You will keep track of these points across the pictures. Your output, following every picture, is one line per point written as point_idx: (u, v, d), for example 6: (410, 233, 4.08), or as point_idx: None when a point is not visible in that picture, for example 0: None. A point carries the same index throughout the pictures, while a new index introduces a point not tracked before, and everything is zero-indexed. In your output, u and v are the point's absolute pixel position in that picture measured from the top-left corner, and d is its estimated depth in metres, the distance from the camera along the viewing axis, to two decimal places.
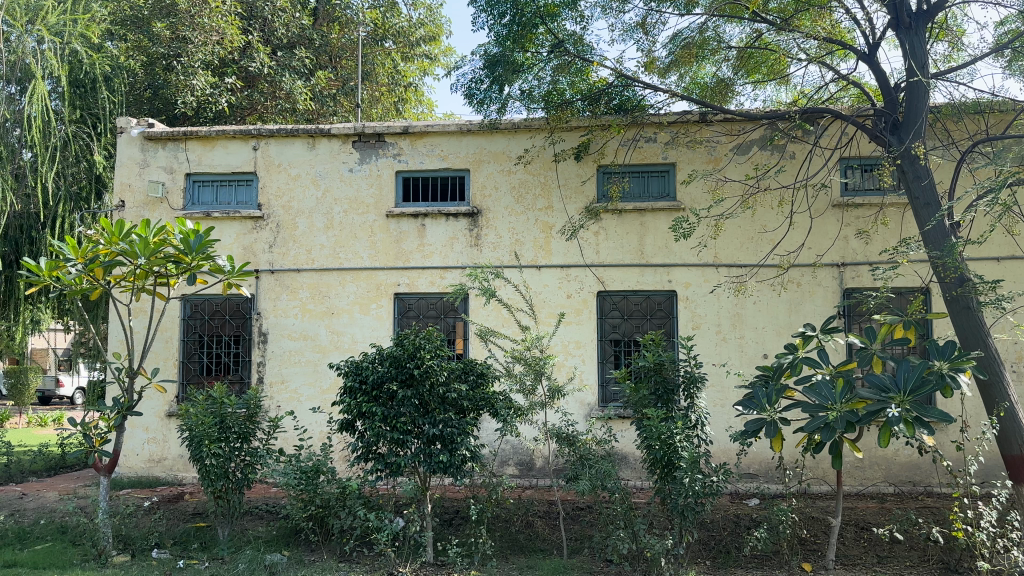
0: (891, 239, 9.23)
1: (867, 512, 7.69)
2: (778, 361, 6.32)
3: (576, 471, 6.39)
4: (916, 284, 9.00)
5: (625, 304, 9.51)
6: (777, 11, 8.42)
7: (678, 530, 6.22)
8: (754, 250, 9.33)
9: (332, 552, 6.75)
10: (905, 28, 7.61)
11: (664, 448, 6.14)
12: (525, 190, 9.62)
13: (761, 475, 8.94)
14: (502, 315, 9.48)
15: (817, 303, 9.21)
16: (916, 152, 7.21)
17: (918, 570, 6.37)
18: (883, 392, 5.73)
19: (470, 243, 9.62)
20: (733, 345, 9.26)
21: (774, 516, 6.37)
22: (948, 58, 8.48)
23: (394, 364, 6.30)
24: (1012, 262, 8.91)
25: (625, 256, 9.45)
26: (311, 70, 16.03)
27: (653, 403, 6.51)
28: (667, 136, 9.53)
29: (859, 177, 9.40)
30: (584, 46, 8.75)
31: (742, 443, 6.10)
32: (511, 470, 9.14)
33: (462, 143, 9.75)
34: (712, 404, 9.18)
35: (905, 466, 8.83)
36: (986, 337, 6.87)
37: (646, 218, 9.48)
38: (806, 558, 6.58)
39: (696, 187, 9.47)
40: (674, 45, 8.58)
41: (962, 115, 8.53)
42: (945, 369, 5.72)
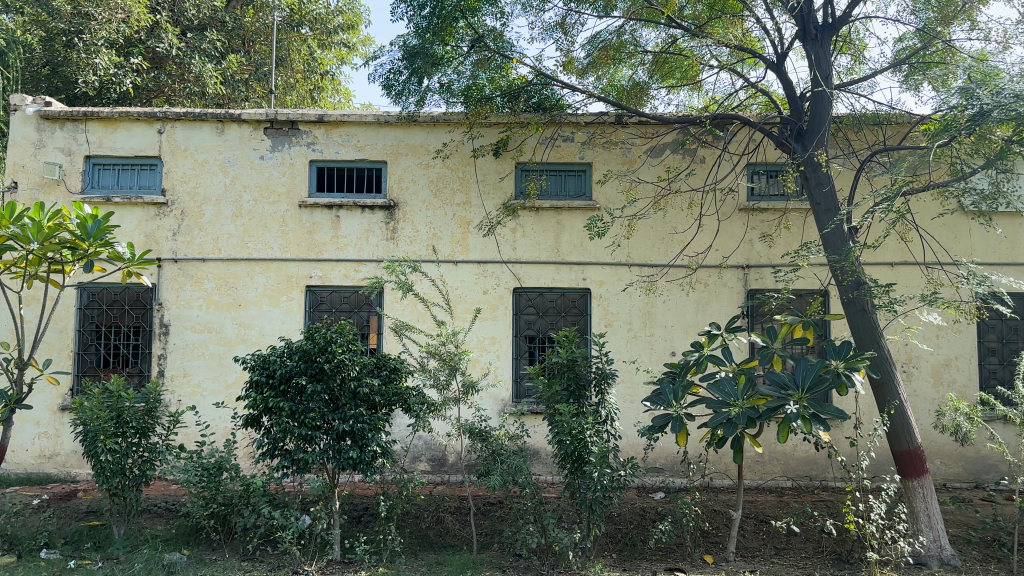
0: (794, 242, 9.54)
1: (766, 505, 7.94)
2: (685, 359, 6.55)
3: (488, 467, 6.38)
4: (816, 286, 9.41)
5: (540, 302, 9.57)
6: (692, 17, 8.50)
7: (586, 523, 6.33)
8: (665, 250, 9.55)
9: (234, 550, 6.56)
10: (812, 39, 7.90)
11: (574, 444, 6.21)
12: (443, 184, 9.57)
13: (667, 469, 9.12)
14: (417, 310, 9.41)
15: (723, 303, 9.48)
16: (818, 159, 7.45)
17: (813, 561, 6.64)
18: (782, 389, 5.97)
19: (386, 236, 9.50)
20: (643, 343, 9.44)
21: (679, 509, 6.59)
22: (850, 71, 8.81)
23: (303, 359, 6.15)
24: (904, 267, 9.40)
25: (541, 253, 9.51)
26: (223, 53, 15.43)
27: (566, 399, 6.55)
28: (584, 135, 9.64)
29: (764, 183, 9.75)
30: (504, 42, 8.66)
31: (648, 438, 6.25)
32: (423, 466, 9.06)
33: (379, 134, 9.62)
34: (622, 400, 9.35)
35: (803, 461, 9.15)
36: (879, 338, 7.07)
37: (562, 216, 9.56)
38: (708, 551, 6.79)
39: (611, 187, 9.62)
40: (592, 46, 8.69)
41: (862, 125, 8.88)
42: (840, 368, 6.03)
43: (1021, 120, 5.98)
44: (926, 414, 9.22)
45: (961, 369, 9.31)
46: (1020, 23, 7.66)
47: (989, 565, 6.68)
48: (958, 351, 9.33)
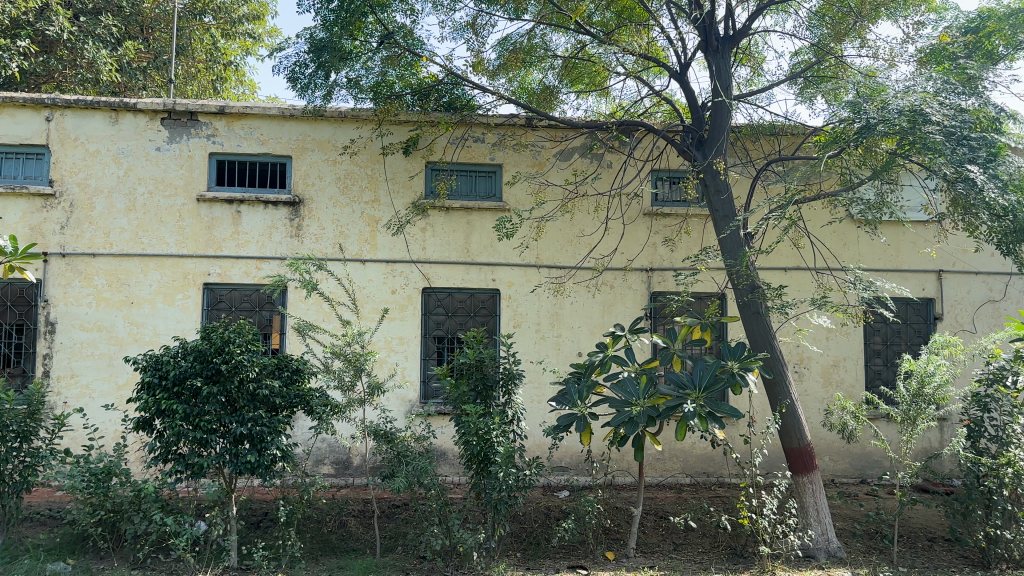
0: (693, 247, 9.87)
1: (666, 501, 8.16)
2: (590, 359, 6.66)
3: (393, 469, 6.30)
4: (714, 289, 9.74)
5: (449, 302, 9.54)
6: (600, 24, 8.72)
7: (491, 524, 6.34)
8: (573, 253, 9.68)
9: (124, 559, 6.27)
10: (713, 50, 8.16)
11: (480, 444, 6.21)
12: (351, 182, 9.42)
13: (572, 468, 9.23)
14: (322, 309, 9.25)
15: (628, 304, 9.68)
16: (717, 167, 7.70)
17: (709, 555, 6.86)
18: (680, 388, 6.16)
19: (290, 233, 9.28)
20: (551, 343, 9.54)
21: (582, 506, 6.69)
22: (749, 82, 9.19)
23: (199, 360, 5.94)
24: (797, 272, 9.82)
25: (450, 253, 9.48)
26: (119, 39, 14.76)
27: (473, 400, 6.54)
28: (494, 137, 9.69)
29: (668, 188, 10.00)
30: (414, 39, 8.63)
31: (553, 437, 6.32)
32: (326, 469, 8.90)
33: (284, 128, 9.40)
34: (529, 400, 9.42)
35: (701, 458, 9.43)
36: (772, 339, 7.35)
37: (473, 217, 9.57)
38: (609, 547, 6.92)
39: (521, 188, 9.69)
40: (503, 48, 8.73)
41: (759, 135, 9.25)
42: (735, 369, 6.25)
43: (904, 134, 6.34)
44: (815, 412, 9.67)
45: (848, 370, 9.81)
46: (904, 42, 8.13)
47: (871, 556, 7.05)
48: (846, 352, 9.81)
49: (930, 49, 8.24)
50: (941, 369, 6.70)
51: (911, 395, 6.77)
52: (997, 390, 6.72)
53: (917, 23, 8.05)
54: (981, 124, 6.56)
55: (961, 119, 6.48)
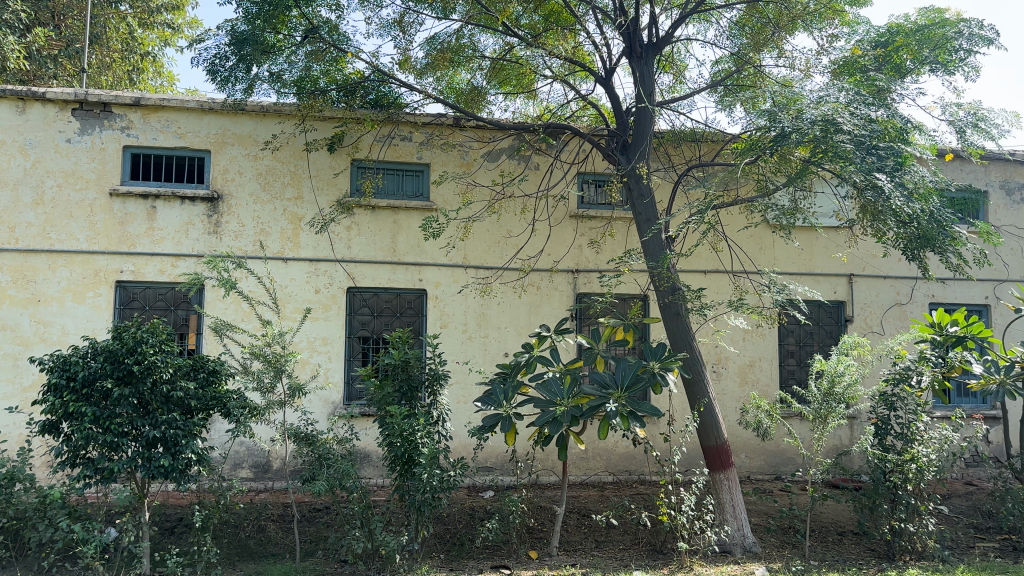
0: (618, 250, 10.03)
1: (589, 500, 8.25)
2: (515, 359, 6.69)
3: (313, 472, 6.18)
4: (637, 291, 9.92)
5: (375, 302, 9.45)
6: (528, 27, 8.68)
7: (415, 526, 6.30)
8: (500, 253, 9.72)
9: (27, 568, 6.00)
10: (637, 57, 8.31)
11: (404, 446, 6.16)
12: (273, 178, 9.24)
13: (497, 468, 9.26)
14: (242, 308, 9.04)
15: (553, 305, 9.78)
16: (640, 171, 7.84)
17: (630, 552, 6.98)
18: (604, 388, 6.25)
19: (209, 230, 9.03)
20: (478, 344, 9.55)
21: (506, 506, 6.72)
22: (672, 89, 9.41)
23: (109, 360, 5.72)
24: (716, 275, 10.10)
25: (376, 252, 9.39)
26: (27, 25, 14.08)
27: (397, 401, 6.47)
28: (421, 136, 9.65)
29: (593, 191, 10.12)
30: (340, 35, 8.51)
31: (478, 438, 6.32)
32: (244, 472, 8.70)
33: (203, 121, 9.15)
34: (455, 401, 9.40)
35: (623, 457, 9.59)
36: (692, 340, 7.53)
37: (399, 216, 9.50)
38: (533, 546, 6.97)
39: (448, 188, 9.67)
40: (431, 47, 8.70)
41: (681, 141, 9.46)
42: (656, 369, 6.38)
43: (817, 142, 6.56)
44: (732, 411, 9.95)
45: (764, 370, 10.13)
46: (818, 54, 8.45)
47: (784, 550, 7.30)
48: (762, 353, 10.14)
49: (842, 61, 8.53)
50: (850, 370, 6.96)
51: (822, 394, 7.02)
52: (903, 389, 7.02)
53: (830, 35, 8.37)
54: (889, 134, 6.87)
55: (870, 129, 6.75)
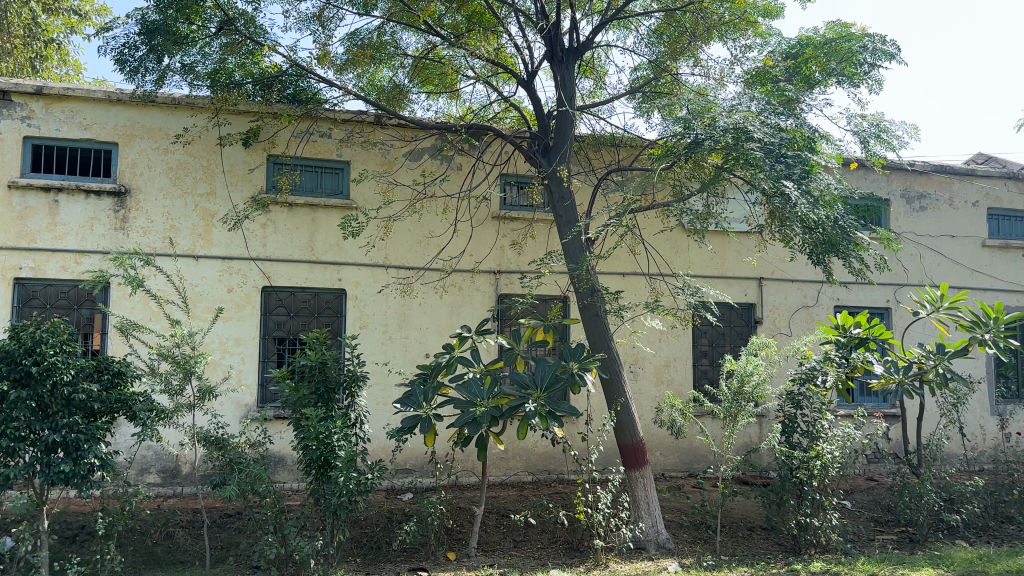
0: (539, 251, 10.11)
1: (507, 500, 8.29)
2: (436, 360, 6.66)
3: (224, 476, 6.00)
4: (557, 292, 10.02)
5: (291, 301, 9.25)
6: (451, 27, 8.67)
7: (330, 530, 6.21)
8: (421, 253, 9.67)
9: None
10: (558, 61, 8.41)
11: (320, 449, 6.05)
12: (184, 172, 8.96)
13: (416, 470, 9.20)
14: (151, 308, 8.74)
15: (475, 306, 9.79)
16: (561, 174, 7.92)
17: (547, 551, 7.05)
18: (523, 388, 6.30)
19: (115, 226, 8.69)
20: (398, 345, 9.47)
21: (424, 508, 6.69)
22: (592, 94, 9.54)
23: (6, 362, 5.43)
24: (634, 277, 10.30)
25: (292, 251, 9.21)
26: None
27: (314, 403, 6.35)
28: (341, 133, 9.51)
29: (515, 193, 10.16)
30: (256, 27, 8.26)
31: (397, 440, 6.26)
32: (152, 478, 8.40)
33: (110, 113, 8.79)
34: (374, 402, 9.30)
35: (543, 457, 9.67)
36: (610, 341, 7.65)
37: (317, 214, 9.34)
38: (451, 548, 6.96)
39: (368, 186, 9.57)
40: (351, 43, 8.58)
41: (601, 145, 9.61)
42: (575, 369, 6.47)
43: (729, 149, 6.78)
44: (648, 410, 10.16)
45: (678, 370, 10.38)
46: (732, 63, 8.71)
47: (696, 545, 7.49)
48: (677, 353, 10.39)
49: (754, 71, 8.91)
50: (758, 369, 7.20)
51: (732, 393, 7.24)
52: (809, 388, 7.29)
53: (743, 46, 8.65)
54: (796, 143, 7.14)
55: (779, 138, 7.00)
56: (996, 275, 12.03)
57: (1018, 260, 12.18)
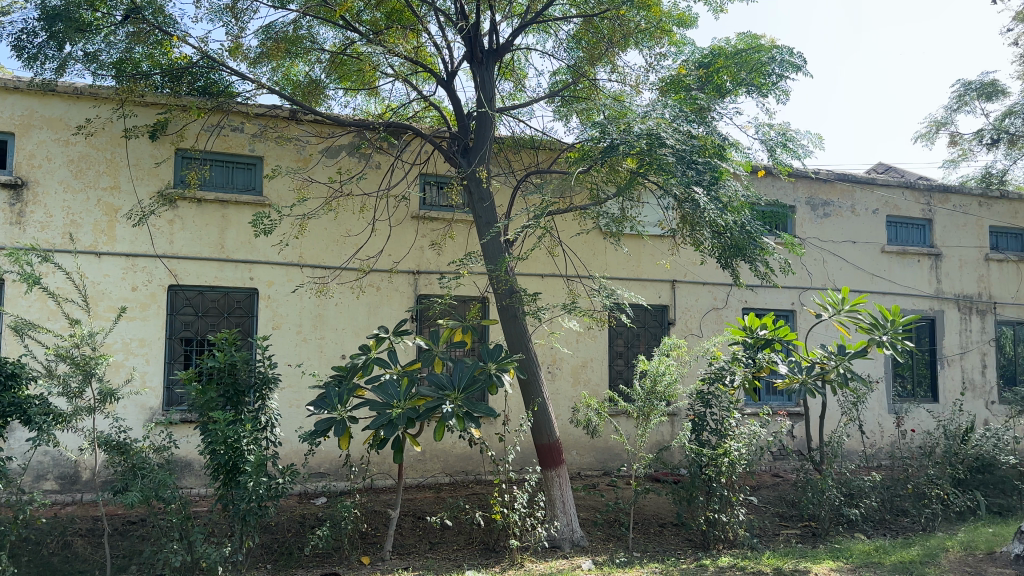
0: (458, 252, 10.10)
1: (423, 502, 8.26)
2: (352, 361, 6.58)
3: (126, 483, 5.77)
4: (475, 293, 10.04)
5: (200, 301, 8.97)
6: (369, 23, 8.60)
7: (239, 536, 6.04)
8: (337, 252, 9.52)
9: None
10: (478, 62, 8.42)
11: (229, 453, 5.89)
12: (86, 165, 8.59)
13: (330, 473, 9.07)
14: (48, 307, 8.34)
15: (393, 306, 9.70)
16: (480, 174, 7.92)
17: (463, 553, 7.05)
18: (440, 390, 6.27)
19: (10, 220, 8.26)
20: (312, 346, 9.31)
21: (338, 512, 6.59)
22: (512, 96, 9.61)
23: None
24: (552, 279, 10.41)
25: (202, 248, 8.94)
26: None
27: (222, 406, 6.17)
28: (254, 128, 9.27)
29: (435, 193, 10.12)
30: (166, 17, 8.02)
31: (309, 443, 6.15)
32: (49, 485, 8.02)
33: (5, 101, 8.35)
34: (286, 404, 9.11)
35: (460, 458, 9.67)
36: (528, 342, 7.70)
37: (228, 210, 9.09)
38: (365, 552, 6.89)
39: (282, 183, 9.37)
40: (265, 36, 8.36)
41: (520, 147, 9.67)
42: (492, 370, 6.50)
43: (643, 154, 6.94)
44: (565, 410, 10.28)
45: (595, 370, 10.54)
46: (647, 70, 8.90)
47: (609, 543, 7.63)
48: (593, 354, 10.55)
49: (669, 79, 9.08)
50: (670, 369, 7.38)
51: (645, 393, 7.40)
52: (718, 387, 7.52)
53: (658, 54, 8.85)
54: (707, 150, 7.35)
55: (690, 145, 7.19)
56: (894, 279, 12.65)
57: (914, 265, 12.83)
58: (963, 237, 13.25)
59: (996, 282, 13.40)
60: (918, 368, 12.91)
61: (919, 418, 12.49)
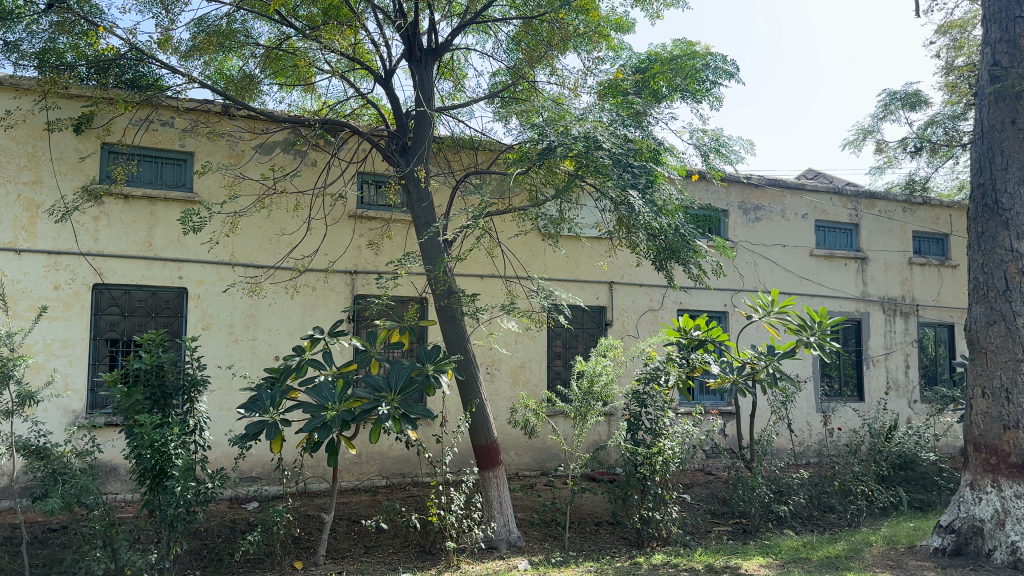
0: (396, 252, 10.03)
1: (358, 505, 8.17)
2: (285, 363, 6.46)
3: (46, 489, 5.55)
4: (413, 294, 9.99)
5: (126, 300, 8.70)
6: (305, 18, 8.48)
7: (166, 542, 5.88)
8: (271, 251, 9.35)
9: None
10: (416, 61, 8.37)
11: (155, 457, 5.73)
12: (5, 159, 8.24)
13: (262, 478, 8.90)
14: None
15: (329, 307, 9.58)
16: (418, 174, 7.88)
17: (399, 556, 7.00)
18: (376, 391, 6.21)
19: None
20: (244, 347, 9.12)
21: (270, 517, 6.47)
22: (452, 96, 9.59)
23: None
24: (491, 280, 10.43)
25: (129, 246, 8.68)
26: None
27: (149, 409, 5.99)
28: (184, 122, 9.03)
29: (373, 192, 10.02)
30: (92, 7, 7.82)
31: (240, 446, 6.02)
32: None
33: None
34: (217, 407, 8.90)
35: (396, 460, 9.60)
36: (466, 343, 7.68)
37: (156, 207, 8.84)
38: (298, 557, 6.78)
39: (213, 179, 9.16)
40: (197, 29, 8.18)
41: (459, 148, 9.65)
42: (430, 371, 6.47)
43: (580, 157, 6.99)
44: (503, 411, 10.30)
45: (533, 371, 10.60)
46: (585, 74, 8.96)
47: (545, 543, 7.67)
48: (531, 355, 10.60)
49: (607, 84, 8.87)
50: (607, 370, 7.46)
51: (582, 393, 7.46)
52: (653, 387, 7.64)
53: (597, 58, 8.94)
54: (642, 153, 7.45)
55: (626, 148, 7.29)
56: (822, 282, 13.04)
57: (842, 269, 13.25)
58: (888, 241, 13.73)
59: (918, 285, 13.93)
60: (845, 368, 13.34)
61: (845, 416, 12.91)
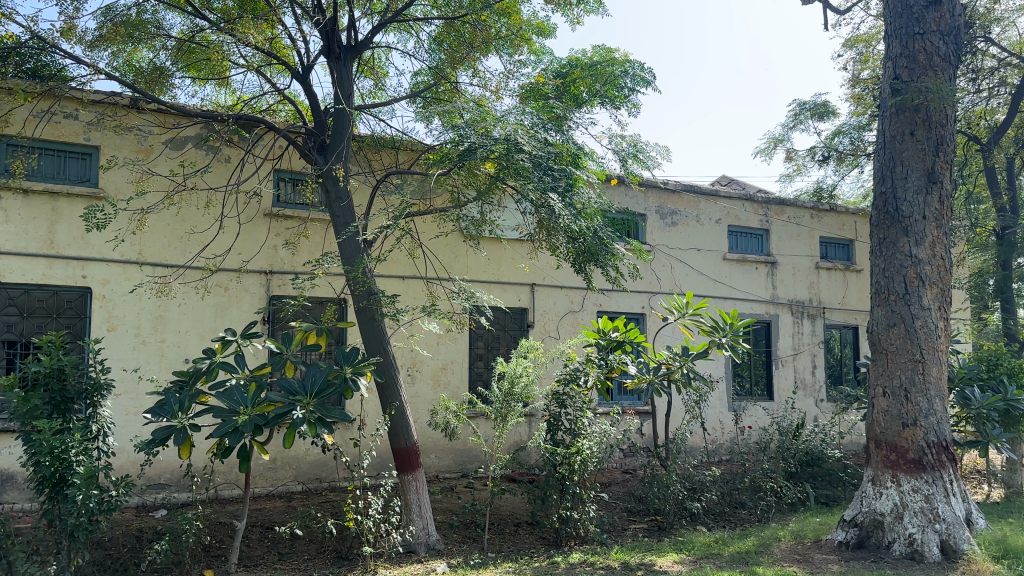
0: (314, 252, 9.86)
1: (272, 511, 7.99)
2: (195, 365, 6.27)
3: None
4: (330, 295, 9.84)
5: (25, 300, 8.28)
6: (220, 12, 8.39)
7: (66, 554, 5.62)
8: (181, 250, 9.07)
9: None
10: (336, 58, 8.25)
11: (55, 465, 5.46)
12: None
13: (171, 485, 8.60)
14: None
15: (242, 308, 9.34)
16: (337, 173, 7.77)
17: (314, 562, 6.87)
18: (291, 395, 6.09)
19: None
20: (152, 349, 8.81)
21: (179, 525, 6.26)
22: (372, 94, 9.49)
23: None
24: (411, 281, 10.37)
25: (28, 243, 8.27)
26: None
27: (48, 414, 5.72)
28: (89, 115, 8.67)
29: (290, 191, 9.82)
30: None
31: (146, 453, 5.80)
32: None
33: None
34: (123, 412, 8.56)
35: (312, 464, 9.43)
36: (385, 345, 7.61)
37: (58, 202, 8.45)
38: (208, 565, 6.58)
39: (120, 174, 8.82)
40: (104, 18, 7.89)
41: (380, 147, 9.55)
42: (347, 373, 6.39)
43: (501, 158, 7.03)
44: (423, 413, 10.25)
45: (454, 372, 10.58)
46: (507, 77, 9.01)
47: (464, 545, 7.67)
48: (452, 357, 10.58)
49: (528, 87, 8.93)
50: (527, 371, 7.51)
51: (503, 395, 7.49)
52: (572, 388, 7.73)
53: (518, 61, 8.99)
54: (562, 157, 7.54)
55: (546, 151, 7.36)
56: (734, 286, 13.46)
57: (753, 272, 13.69)
58: (797, 246, 14.26)
59: (824, 289, 14.50)
60: (756, 368, 13.79)
61: (755, 415, 13.34)
